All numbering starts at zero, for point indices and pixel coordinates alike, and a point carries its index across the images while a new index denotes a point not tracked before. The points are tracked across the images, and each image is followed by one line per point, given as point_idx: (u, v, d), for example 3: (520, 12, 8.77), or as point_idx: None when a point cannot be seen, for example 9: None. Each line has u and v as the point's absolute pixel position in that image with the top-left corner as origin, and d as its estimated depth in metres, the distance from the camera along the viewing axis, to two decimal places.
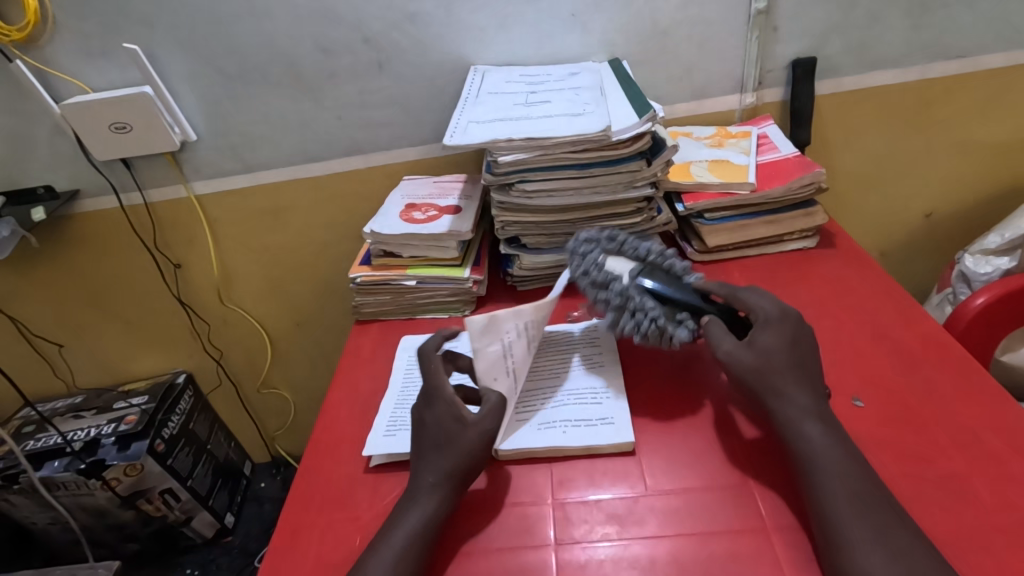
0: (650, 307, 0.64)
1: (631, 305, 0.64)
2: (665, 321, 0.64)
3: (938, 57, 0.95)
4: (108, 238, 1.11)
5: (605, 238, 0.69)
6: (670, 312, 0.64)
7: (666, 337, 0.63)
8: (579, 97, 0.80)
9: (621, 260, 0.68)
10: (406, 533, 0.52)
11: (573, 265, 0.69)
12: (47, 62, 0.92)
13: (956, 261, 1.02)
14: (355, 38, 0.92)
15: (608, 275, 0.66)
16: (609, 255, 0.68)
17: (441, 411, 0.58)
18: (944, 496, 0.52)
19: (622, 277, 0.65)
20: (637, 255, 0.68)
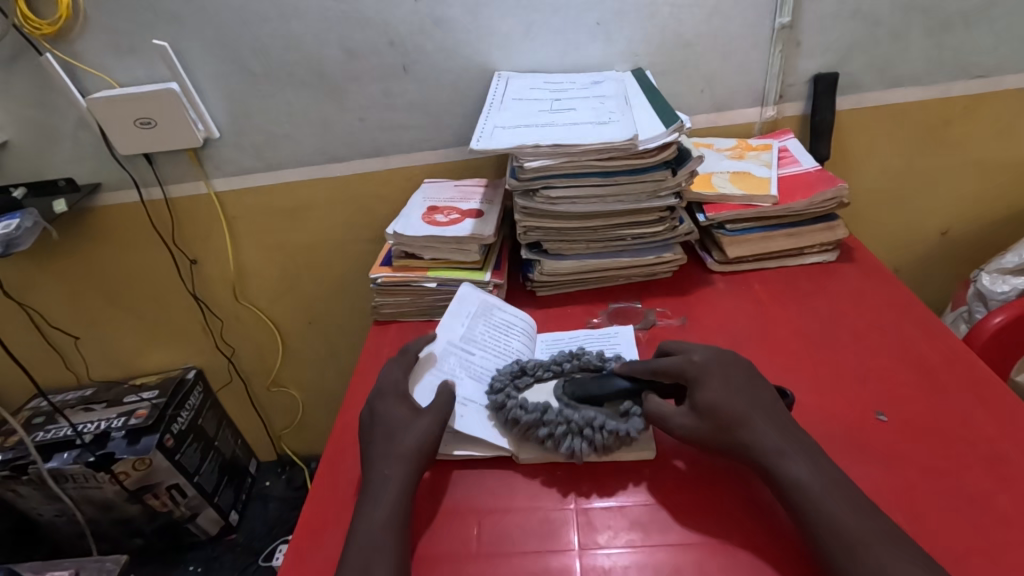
0: (589, 415, 0.61)
1: (574, 424, 0.60)
2: (614, 422, 0.60)
3: (959, 76, 0.96)
4: (127, 232, 1.12)
5: (509, 374, 0.66)
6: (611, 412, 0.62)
7: (622, 436, 0.59)
8: (604, 106, 0.80)
9: (535, 389, 0.66)
10: (380, 509, 0.53)
11: (496, 417, 0.64)
12: (76, 56, 0.93)
13: (973, 279, 1.02)
14: (381, 41, 0.93)
15: (538, 407, 0.62)
16: (523, 390, 0.65)
17: (385, 403, 0.62)
18: (971, 512, 0.52)
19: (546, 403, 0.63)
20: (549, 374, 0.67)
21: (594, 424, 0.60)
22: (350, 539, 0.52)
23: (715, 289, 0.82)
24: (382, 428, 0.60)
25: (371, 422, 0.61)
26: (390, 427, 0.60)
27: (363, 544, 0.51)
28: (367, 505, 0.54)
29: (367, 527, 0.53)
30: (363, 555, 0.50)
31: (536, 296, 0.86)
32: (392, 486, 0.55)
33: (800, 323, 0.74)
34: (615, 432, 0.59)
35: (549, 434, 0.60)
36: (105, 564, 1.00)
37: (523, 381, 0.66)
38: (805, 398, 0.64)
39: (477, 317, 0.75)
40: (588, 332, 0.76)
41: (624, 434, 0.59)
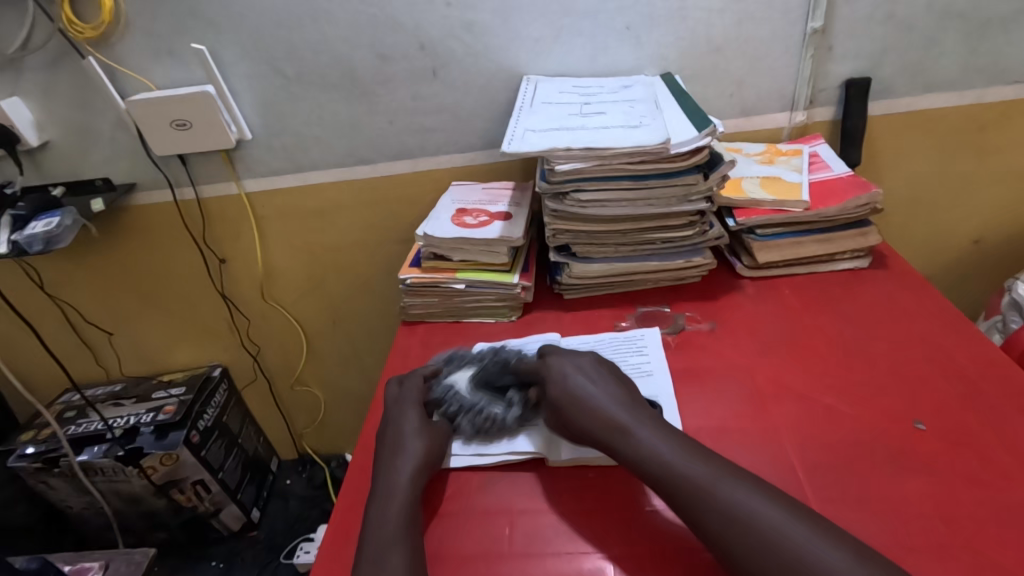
0: (478, 400, 0.66)
1: (467, 404, 0.65)
2: (496, 409, 0.64)
3: (995, 81, 0.94)
4: (159, 231, 1.14)
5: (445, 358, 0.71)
6: (498, 399, 0.66)
7: (497, 422, 0.64)
8: (634, 109, 0.80)
9: (460, 372, 0.70)
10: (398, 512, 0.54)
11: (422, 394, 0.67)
12: (116, 59, 0.95)
13: (1008, 288, 1.00)
14: (412, 45, 0.94)
15: (447, 387, 0.67)
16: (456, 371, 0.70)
17: (402, 403, 0.65)
18: (1015, 524, 0.51)
19: (453, 385, 0.67)
20: (474, 360, 0.71)
21: (475, 408, 0.64)
22: (367, 534, 0.53)
23: (745, 294, 0.82)
24: (395, 427, 0.62)
25: (389, 422, 0.64)
26: (403, 426, 0.62)
27: (380, 537, 0.52)
28: (380, 502, 0.55)
29: (385, 521, 0.53)
30: (378, 548, 0.51)
31: (563, 298, 0.86)
32: (405, 482, 0.56)
33: (834, 330, 0.73)
34: (491, 417, 0.64)
35: (453, 412, 0.65)
36: (133, 556, 1.02)
37: (451, 366, 0.70)
38: (840, 405, 0.63)
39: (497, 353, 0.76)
40: (616, 336, 0.76)
41: (500, 420, 0.64)
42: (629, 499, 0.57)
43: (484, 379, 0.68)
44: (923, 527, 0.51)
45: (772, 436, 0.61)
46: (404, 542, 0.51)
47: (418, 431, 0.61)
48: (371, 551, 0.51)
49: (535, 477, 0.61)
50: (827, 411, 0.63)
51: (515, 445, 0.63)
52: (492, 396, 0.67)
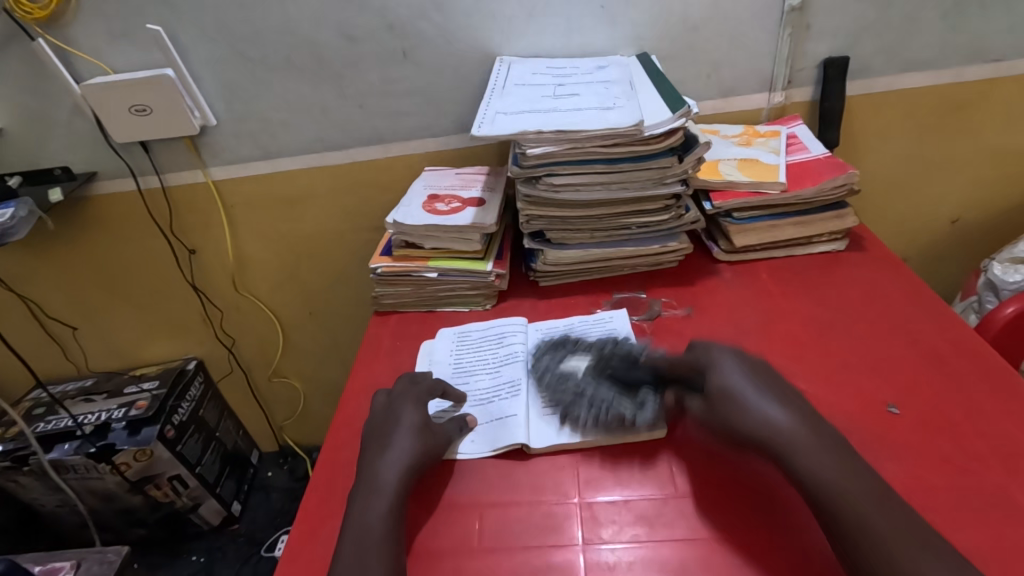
0: (606, 395, 0.63)
1: (585, 394, 0.63)
2: (626, 407, 0.61)
3: (972, 60, 0.93)
4: (125, 221, 1.10)
5: (558, 342, 0.71)
6: (627, 398, 0.62)
7: (626, 422, 0.60)
8: (608, 91, 0.78)
9: (576, 360, 0.69)
10: (384, 514, 0.52)
11: (532, 369, 0.69)
12: (70, 42, 0.91)
13: (984, 269, 1.00)
14: (380, 26, 0.91)
15: (563, 375, 0.66)
16: (568, 356, 0.69)
17: (390, 402, 0.63)
18: (985, 507, 0.50)
19: (574, 371, 0.67)
20: (592, 348, 0.69)
21: (602, 402, 0.62)
22: (343, 533, 0.51)
23: (722, 279, 0.81)
24: (387, 426, 0.60)
25: (380, 418, 0.61)
26: (395, 424, 0.59)
27: (355, 536, 0.50)
28: (353, 503, 0.53)
29: (364, 521, 0.51)
30: (357, 551, 0.49)
31: (539, 286, 0.84)
32: (384, 480, 0.54)
33: (809, 313, 0.73)
34: (619, 415, 0.61)
35: (569, 400, 0.63)
36: (106, 555, 1.00)
37: (569, 351, 0.70)
38: (814, 389, 0.63)
39: (462, 346, 0.75)
40: (585, 318, 0.76)
41: (630, 421, 0.60)
42: (604, 489, 0.57)
43: (608, 371, 0.65)
44: None
45: None
46: (380, 543, 0.50)
47: (413, 428, 0.59)
48: (348, 554, 0.49)
49: (506, 475, 0.59)
50: (801, 396, 0.62)
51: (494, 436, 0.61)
52: (622, 391, 0.63)
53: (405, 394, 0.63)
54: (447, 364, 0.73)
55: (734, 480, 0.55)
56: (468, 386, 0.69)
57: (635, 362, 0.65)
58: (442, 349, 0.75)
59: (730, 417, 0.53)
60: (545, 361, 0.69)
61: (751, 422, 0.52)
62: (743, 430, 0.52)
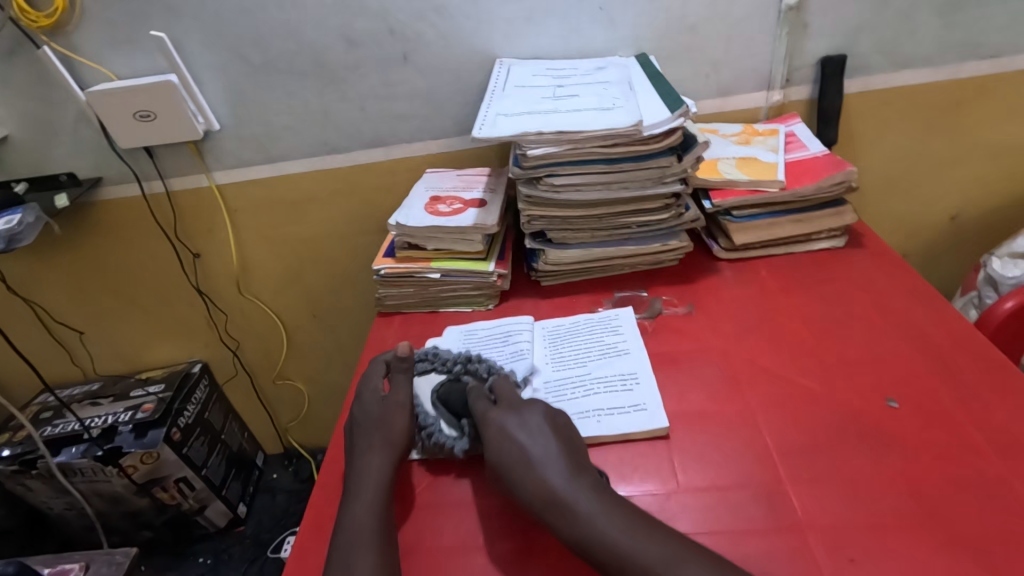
0: (432, 420, 0.62)
1: (418, 423, 0.62)
2: (446, 435, 0.61)
3: (970, 56, 0.94)
4: (129, 225, 1.11)
5: (420, 356, 0.70)
6: (452, 423, 0.63)
7: (444, 449, 0.60)
8: (607, 92, 0.79)
9: (480, 346, 0.73)
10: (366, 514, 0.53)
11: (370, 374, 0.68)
12: (74, 49, 0.92)
13: (983, 264, 1.00)
14: (381, 30, 0.92)
15: (409, 398, 0.65)
16: (420, 373, 0.68)
17: (366, 397, 0.65)
18: (985, 499, 0.51)
19: (416, 397, 0.65)
20: (446, 367, 0.68)
21: (426, 428, 0.61)
22: (336, 536, 0.52)
23: (722, 277, 0.81)
24: (369, 428, 0.61)
25: (360, 414, 0.63)
26: (377, 426, 0.61)
27: (347, 537, 0.51)
28: (349, 503, 0.55)
29: (362, 526, 0.52)
30: (348, 550, 0.50)
31: (540, 285, 0.85)
32: (371, 480, 0.56)
33: (809, 309, 0.73)
34: (439, 443, 0.60)
35: (414, 425, 0.62)
36: (114, 556, 1.01)
37: (420, 368, 0.68)
38: (814, 385, 0.63)
39: (469, 343, 0.75)
40: (588, 317, 0.76)
41: (448, 448, 0.60)
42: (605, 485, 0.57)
43: (448, 396, 0.64)
44: (895, 505, 0.52)
45: (746, 420, 0.61)
46: (373, 542, 0.51)
47: (386, 422, 0.61)
48: (339, 556, 0.50)
49: None
50: (802, 392, 0.63)
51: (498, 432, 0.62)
52: (448, 419, 0.63)
53: (387, 396, 0.64)
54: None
55: (734, 476, 0.56)
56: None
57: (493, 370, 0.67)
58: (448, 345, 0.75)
59: (508, 485, 0.53)
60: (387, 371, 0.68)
61: (526, 484, 0.52)
62: (521, 498, 0.52)
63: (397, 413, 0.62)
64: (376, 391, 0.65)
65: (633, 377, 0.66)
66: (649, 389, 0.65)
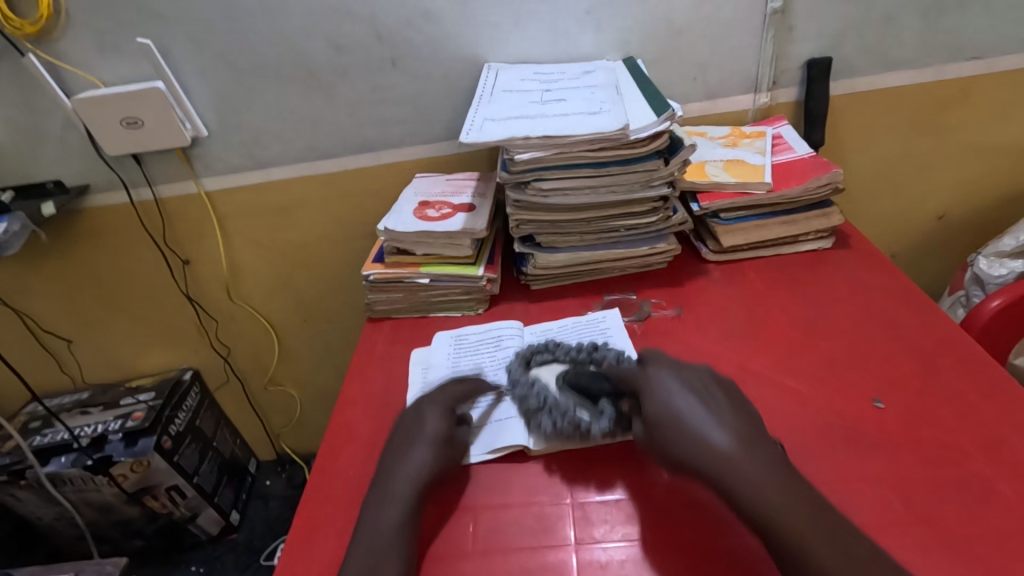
0: (566, 404, 0.61)
1: (547, 403, 0.62)
2: (585, 418, 0.60)
3: (953, 58, 0.95)
4: (118, 233, 1.11)
5: (536, 346, 0.69)
6: (589, 407, 0.61)
7: (582, 429, 0.59)
8: (595, 96, 0.79)
9: (549, 367, 0.67)
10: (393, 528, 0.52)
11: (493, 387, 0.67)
12: (59, 56, 0.91)
13: (970, 263, 1.01)
14: (368, 35, 0.92)
15: (529, 380, 0.66)
16: (540, 364, 0.68)
17: (418, 413, 0.62)
18: (968, 497, 0.51)
19: (535, 379, 0.66)
20: (568, 357, 0.67)
21: (574, 423, 0.59)
22: (354, 546, 0.51)
23: (711, 279, 0.81)
24: (409, 436, 0.60)
25: (405, 428, 0.61)
26: (417, 434, 0.59)
27: (365, 548, 0.50)
28: (370, 514, 0.53)
29: (380, 533, 0.52)
30: (365, 560, 0.49)
31: (530, 289, 0.85)
32: (400, 495, 0.54)
33: (796, 311, 0.74)
34: (576, 423, 0.59)
35: (535, 405, 0.62)
36: (104, 566, 1.00)
37: (539, 359, 0.68)
38: (801, 386, 0.64)
39: (460, 349, 0.75)
40: (579, 319, 0.76)
41: (586, 429, 0.59)
42: (597, 489, 0.57)
43: (575, 380, 0.63)
44: (880, 506, 0.52)
45: None
46: (395, 550, 0.50)
47: (433, 441, 0.58)
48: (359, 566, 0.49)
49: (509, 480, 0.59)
50: (788, 394, 0.63)
51: (496, 441, 0.61)
52: (581, 404, 0.62)
53: (442, 416, 0.61)
54: (444, 367, 0.73)
55: None
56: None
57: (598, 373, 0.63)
58: (439, 352, 0.75)
59: (666, 444, 0.52)
60: (517, 379, 0.66)
61: (693, 446, 0.51)
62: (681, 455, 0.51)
63: (446, 426, 0.60)
64: (439, 405, 0.63)
65: None
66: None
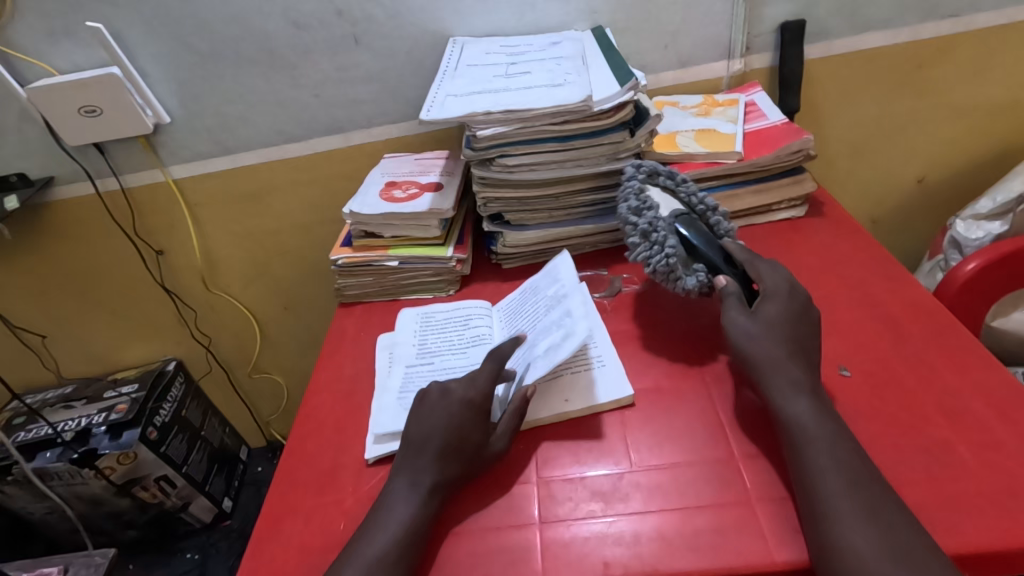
0: (671, 245, 0.65)
1: (650, 233, 0.66)
2: (680, 268, 0.65)
3: (930, 17, 0.92)
4: (86, 225, 1.09)
5: (642, 170, 0.71)
6: (684, 262, 0.65)
7: (671, 277, 0.65)
8: (560, 67, 0.77)
9: (666, 198, 0.70)
10: (389, 535, 0.50)
11: (626, 183, 0.71)
12: (9, 44, 0.89)
13: (948, 227, 1.00)
14: (328, 12, 0.89)
15: (647, 202, 0.68)
16: (659, 191, 0.71)
17: (432, 409, 0.58)
18: (930, 462, 0.51)
19: (658, 207, 0.68)
20: (686, 204, 0.70)
21: (670, 272, 0.65)
22: (347, 557, 0.49)
23: None
24: (426, 432, 0.56)
25: (418, 426, 0.57)
26: (431, 436, 0.56)
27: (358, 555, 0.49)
28: (368, 528, 0.51)
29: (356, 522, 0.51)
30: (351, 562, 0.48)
31: (502, 269, 0.84)
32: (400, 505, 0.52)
33: None
34: (670, 271, 0.65)
35: (644, 217, 0.67)
36: (93, 558, 1.01)
37: (660, 185, 0.71)
38: None
39: (426, 328, 0.74)
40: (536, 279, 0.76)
41: (676, 277, 0.65)
42: (563, 467, 0.57)
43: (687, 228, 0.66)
44: None
45: (701, 395, 0.61)
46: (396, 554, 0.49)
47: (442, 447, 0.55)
48: (360, 557, 0.49)
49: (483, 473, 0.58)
50: None
51: None
52: (682, 254, 0.66)
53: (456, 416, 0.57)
54: (410, 346, 0.72)
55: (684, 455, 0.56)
56: (431, 367, 0.68)
57: (713, 239, 0.66)
58: (406, 331, 0.75)
59: None
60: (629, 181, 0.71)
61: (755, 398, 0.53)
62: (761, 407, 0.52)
63: (466, 423, 0.56)
64: (454, 400, 0.58)
65: (589, 336, 0.68)
66: (604, 344, 0.67)
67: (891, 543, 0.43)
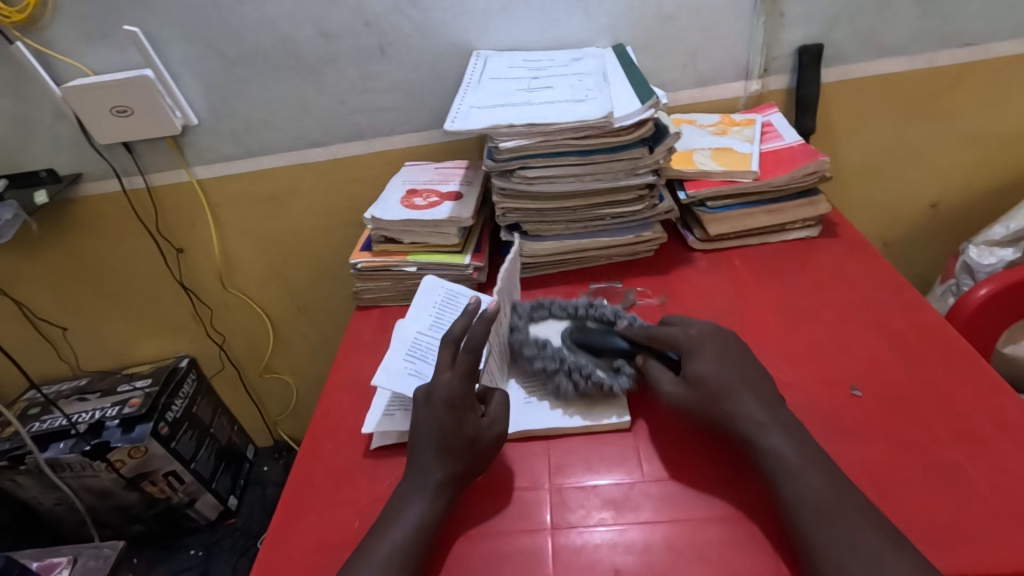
0: (584, 363, 0.63)
1: (566, 364, 0.63)
2: (602, 373, 0.62)
3: (947, 45, 0.94)
4: (110, 221, 1.11)
5: (528, 307, 0.70)
6: (603, 366, 0.64)
7: (605, 388, 0.62)
8: (581, 83, 0.79)
9: (550, 324, 0.69)
10: (402, 535, 0.51)
11: (511, 330, 0.69)
12: (48, 44, 0.91)
13: (961, 252, 1.01)
14: (356, 23, 0.92)
15: (539, 341, 0.66)
16: (538, 321, 0.69)
17: (427, 414, 0.56)
18: (939, 483, 0.52)
19: (547, 339, 0.66)
20: (568, 312, 0.69)
21: (600, 385, 0.62)
22: (358, 555, 0.50)
23: (696, 267, 0.82)
24: (422, 437, 0.56)
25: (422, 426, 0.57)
26: (433, 443, 0.55)
27: (372, 551, 0.50)
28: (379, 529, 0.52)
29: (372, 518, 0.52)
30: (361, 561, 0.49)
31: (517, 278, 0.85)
32: (414, 508, 0.52)
33: (780, 301, 0.74)
34: (599, 382, 0.61)
35: (547, 363, 0.64)
36: (102, 550, 1.02)
37: (536, 317, 0.69)
38: (782, 374, 0.64)
39: None
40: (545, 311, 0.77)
41: (609, 387, 0.61)
42: (575, 475, 0.58)
43: (587, 337, 0.65)
44: None
45: None
46: (407, 558, 0.49)
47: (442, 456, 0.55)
48: (373, 556, 0.50)
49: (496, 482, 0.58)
50: None
51: None
52: (596, 361, 0.64)
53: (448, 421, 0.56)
54: None
55: (695, 468, 0.56)
56: None
57: (609, 331, 0.65)
58: (422, 306, 0.71)
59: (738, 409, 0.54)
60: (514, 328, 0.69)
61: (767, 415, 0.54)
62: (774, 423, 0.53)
63: (459, 432, 0.55)
64: (447, 402, 0.56)
65: None
66: None
67: (899, 562, 0.44)
